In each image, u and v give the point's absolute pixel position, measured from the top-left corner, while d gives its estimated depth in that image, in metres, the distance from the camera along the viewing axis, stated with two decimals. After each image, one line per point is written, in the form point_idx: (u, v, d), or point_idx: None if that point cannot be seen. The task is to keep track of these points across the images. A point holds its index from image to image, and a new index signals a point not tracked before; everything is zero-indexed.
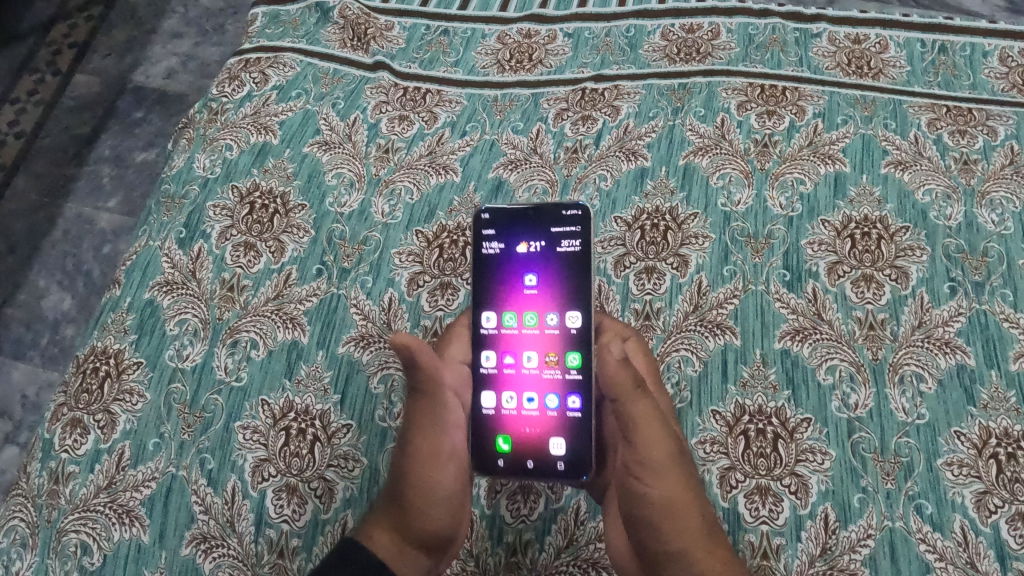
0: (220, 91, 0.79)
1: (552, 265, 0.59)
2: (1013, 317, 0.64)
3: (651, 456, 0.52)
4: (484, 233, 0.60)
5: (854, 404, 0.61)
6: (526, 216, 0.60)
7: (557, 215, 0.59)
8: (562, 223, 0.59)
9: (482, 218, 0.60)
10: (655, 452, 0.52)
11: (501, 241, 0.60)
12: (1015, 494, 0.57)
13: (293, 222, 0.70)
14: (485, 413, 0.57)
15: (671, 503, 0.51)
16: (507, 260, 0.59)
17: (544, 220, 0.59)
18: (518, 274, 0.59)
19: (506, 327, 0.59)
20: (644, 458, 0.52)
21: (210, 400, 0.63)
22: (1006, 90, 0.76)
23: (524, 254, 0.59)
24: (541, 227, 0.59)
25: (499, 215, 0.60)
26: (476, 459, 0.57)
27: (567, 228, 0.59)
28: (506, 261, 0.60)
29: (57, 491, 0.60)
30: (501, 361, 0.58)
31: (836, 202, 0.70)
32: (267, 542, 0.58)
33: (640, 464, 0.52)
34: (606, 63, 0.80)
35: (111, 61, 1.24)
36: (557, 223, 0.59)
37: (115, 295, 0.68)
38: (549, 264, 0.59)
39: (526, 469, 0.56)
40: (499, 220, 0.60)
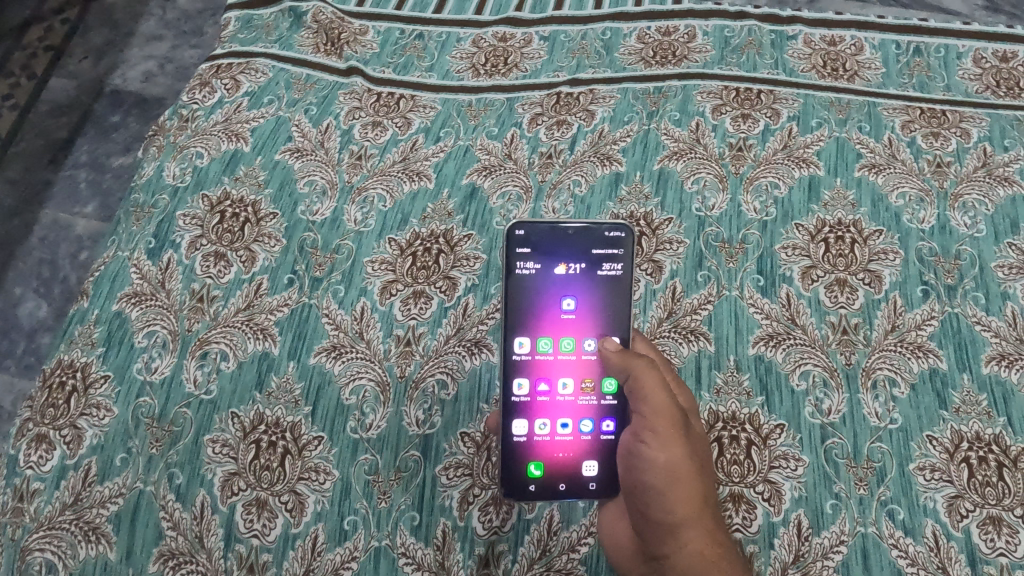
0: (190, 97, 0.78)
1: (593, 290, 0.59)
2: (984, 320, 0.64)
3: (663, 440, 0.53)
4: (520, 252, 0.58)
5: (827, 410, 0.61)
6: (566, 236, 0.58)
7: (598, 235, 0.58)
8: (603, 244, 0.59)
9: (517, 236, 0.58)
10: (665, 437, 0.53)
11: (536, 260, 0.58)
12: (985, 498, 0.57)
13: (264, 231, 0.69)
14: (518, 440, 0.57)
15: (672, 469, 0.52)
16: (542, 280, 0.58)
17: (584, 242, 0.58)
18: (556, 296, 0.58)
19: (541, 353, 0.58)
20: (655, 441, 0.53)
21: (180, 414, 0.62)
22: (980, 92, 0.76)
23: (561, 274, 0.58)
24: (580, 248, 0.58)
25: (533, 232, 0.58)
26: (510, 485, 0.57)
27: (608, 250, 0.59)
28: (541, 282, 0.58)
29: (21, 508, 0.59)
30: (535, 387, 0.58)
31: (810, 206, 0.69)
32: (237, 557, 0.58)
33: (646, 430, 0.54)
34: (581, 67, 0.80)
35: (87, 64, 1.23)
36: (598, 245, 0.59)
37: (83, 307, 0.67)
38: (589, 288, 0.59)
39: (560, 492, 0.57)
40: (534, 237, 0.58)
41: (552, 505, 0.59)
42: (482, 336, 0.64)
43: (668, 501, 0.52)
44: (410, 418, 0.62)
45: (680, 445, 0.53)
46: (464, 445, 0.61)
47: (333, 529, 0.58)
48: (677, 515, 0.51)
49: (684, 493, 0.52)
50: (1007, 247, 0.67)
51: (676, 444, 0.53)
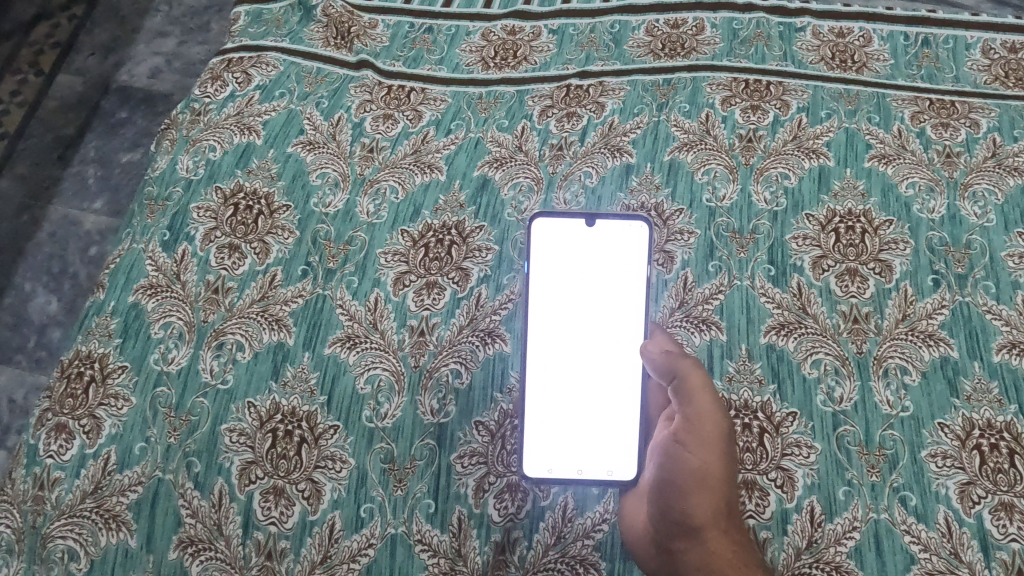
0: (202, 91, 0.78)
1: (613, 278, 0.62)
2: (995, 309, 0.64)
3: (702, 443, 0.55)
4: (541, 239, 0.63)
5: (839, 398, 0.61)
6: (586, 228, 0.63)
7: (617, 229, 0.62)
8: (622, 238, 0.62)
9: (539, 225, 0.63)
10: (705, 442, 0.55)
11: (561, 250, 0.63)
12: (997, 484, 0.58)
13: (277, 223, 0.70)
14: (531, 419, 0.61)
15: (705, 471, 0.54)
16: (563, 269, 0.62)
17: (602, 233, 0.63)
18: (581, 289, 0.62)
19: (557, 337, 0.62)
20: (695, 443, 0.55)
21: (196, 404, 0.63)
22: (988, 83, 0.76)
23: (582, 264, 0.62)
24: (601, 241, 0.63)
25: (557, 223, 0.63)
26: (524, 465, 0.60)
27: (627, 244, 0.62)
28: (562, 271, 0.62)
29: (42, 496, 0.60)
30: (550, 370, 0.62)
31: (820, 196, 0.70)
32: (255, 544, 0.58)
33: (688, 431, 0.56)
34: (591, 60, 0.80)
35: (95, 61, 1.23)
36: (620, 236, 0.62)
37: (99, 299, 0.67)
38: (611, 278, 0.62)
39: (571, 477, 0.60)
40: (555, 229, 0.63)
41: (566, 493, 0.60)
42: (495, 326, 0.65)
43: (695, 500, 0.54)
44: (424, 407, 0.62)
45: (719, 451, 0.55)
46: (478, 434, 0.61)
47: (351, 516, 0.59)
48: (704, 517, 0.54)
49: (715, 496, 0.54)
50: (1017, 237, 0.67)
51: (715, 450, 0.55)
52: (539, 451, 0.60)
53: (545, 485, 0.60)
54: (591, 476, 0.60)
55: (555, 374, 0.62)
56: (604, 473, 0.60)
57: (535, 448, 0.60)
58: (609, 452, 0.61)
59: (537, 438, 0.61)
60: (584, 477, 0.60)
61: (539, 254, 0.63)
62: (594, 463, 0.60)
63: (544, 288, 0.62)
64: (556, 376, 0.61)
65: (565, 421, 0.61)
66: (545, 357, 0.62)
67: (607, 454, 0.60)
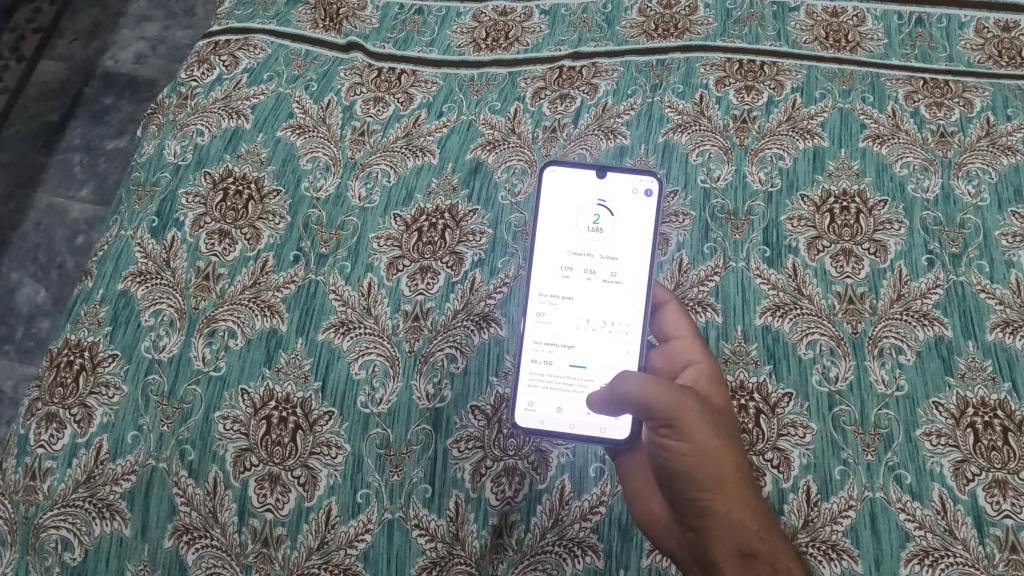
0: (188, 75, 0.77)
1: (620, 233, 0.61)
2: (989, 288, 0.64)
3: (684, 430, 0.52)
4: (550, 187, 0.62)
5: (834, 377, 0.62)
6: (597, 179, 0.62)
7: (628, 182, 0.62)
8: (632, 191, 0.62)
9: (548, 171, 0.62)
10: (688, 428, 0.52)
11: (569, 199, 0.62)
12: (991, 462, 0.58)
13: (268, 208, 0.69)
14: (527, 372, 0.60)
15: (703, 457, 0.52)
16: (570, 219, 0.62)
17: (614, 185, 0.62)
18: (586, 240, 0.61)
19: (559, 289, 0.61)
20: (677, 433, 0.52)
21: (189, 391, 0.62)
22: (982, 62, 0.76)
23: (590, 215, 0.61)
24: (611, 192, 0.62)
25: (567, 170, 0.62)
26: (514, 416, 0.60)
27: (637, 199, 0.62)
28: (568, 220, 0.62)
29: (34, 486, 0.59)
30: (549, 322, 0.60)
31: (815, 176, 0.69)
32: (251, 532, 0.58)
33: (666, 427, 0.52)
34: (583, 41, 0.79)
35: (78, 46, 1.21)
36: (630, 190, 0.62)
37: (88, 287, 0.66)
38: (618, 233, 0.61)
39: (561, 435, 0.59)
40: (564, 178, 0.62)
41: (563, 476, 0.60)
42: (490, 310, 0.64)
43: (702, 481, 0.52)
44: (420, 392, 0.62)
45: (705, 432, 0.52)
46: (474, 418, 0.61)
47: (347, 502, 0.59)
48: (716, 494, 0.52)
49: (719, 471, 0.52)
50: (1010, 216, 0.67)
51: (700, 432, 0.52)
52: (534, 405, 0.60)
53: (542, 468, 0.60)
54: (582, 431, 0.59)
55: (556, 325, 0.60)
56: (597, 430, 0.59)
57: (529, 398, 0.60)
58: (603, 408, 0.59)
59: (532, 388, 0.60)
60: (575, 432, 0.59)
61: (547, 200, 0.62)
62: (588, 419, 0.59)
63: (550, 236, 0.61)
64: (556, 328, 0.60)
65: (561, 373, 0.60)
66: (546, 307, 0.61)
67: (602, 411, 0.59)
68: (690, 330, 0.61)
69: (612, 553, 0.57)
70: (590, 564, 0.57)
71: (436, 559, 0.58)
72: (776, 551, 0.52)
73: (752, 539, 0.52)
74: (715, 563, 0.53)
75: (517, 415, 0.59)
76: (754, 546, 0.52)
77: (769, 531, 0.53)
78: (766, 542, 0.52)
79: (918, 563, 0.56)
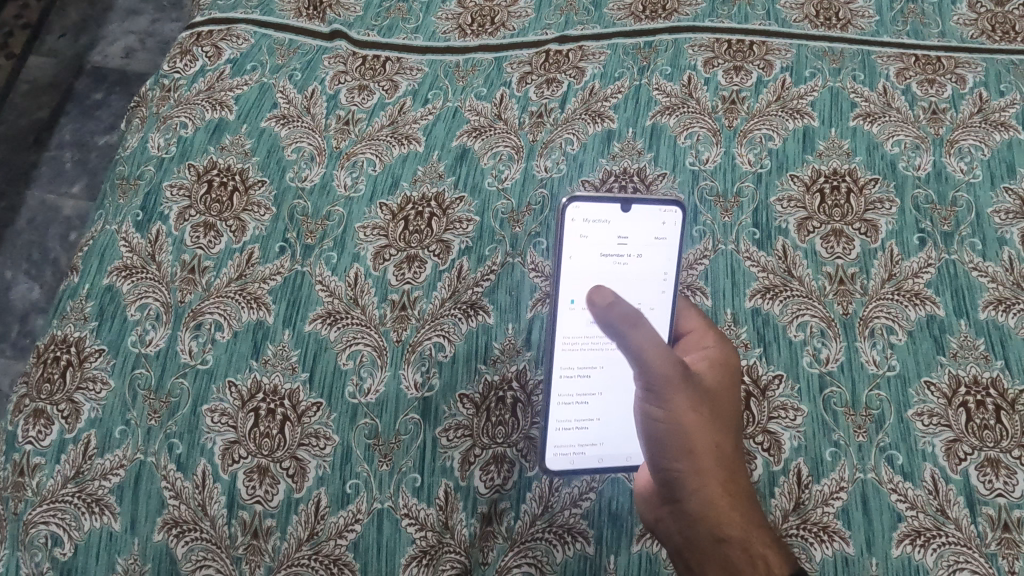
0: (171, 67, 0.76)
1: (642, 270, 0.59)
2: (981, 266, 0.64)
3: (665, 396, 0.52)
4: (574, 227, 0.57)
5: (825, 359, 0.61)
6: (622, 213, 0.58)
7: (653, 215, 0.58)
8: (657, 224, 0.58)
9: (572, 210, 0.57)
10: (668, 395, 0.51)
11: (593, 237, 0.58)
12: (983, 441, 0.58)
13: (252, 199, 0.68)
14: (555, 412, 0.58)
15: (679, 426, 0.51)
16: (594, 259, 0.58)
17: (640, 220, 0.58)
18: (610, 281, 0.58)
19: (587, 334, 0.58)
20: (657, 395, 0.52)
21: (176, 384, 0.62)
22: (975, 37, 0.75)
23: (614, 253, 0.58)
24: (635, 226, 0.58)
25: (589, 207, 0.57)
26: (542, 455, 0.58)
27: (662, 232, 0.59)
28: (592, 260, 0.58)
29: (23, 483, 0.59)
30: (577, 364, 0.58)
31: (805, 156, 0.69)
32: (241, 524, 0.58)
33: (646, 386, 0.52)
34: (570, 24, 0.78)
35: (67, 41, 1.19)
36: (654, 222, 0.58)
37: (73, 282, 0.66)
38: (641, 268, 0.59)
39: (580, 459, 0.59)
40: (588, 215, 0.57)
41: None
42: (477, 298, 0.64)
43: (676, 454, 0.52)
44: (408, 381, 0.61)
45: (687, 404, 0.51)
46: (463, 407, 0.61)
47: (336, 493, 0.59)
48: (689, 471, 0.51)
49: (695, 448, 0.51)
50: (1003, 192, 0.66)
51: (682, 404, 0.51)
52: (562, 444, 0.58)
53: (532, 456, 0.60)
54: (611, 463, 0.59)
55: (580, 368, 0.58)
56: (624, 459, 0.59)
57: (558, 440, 0.58)
58: (629, 437, 0.59)
59: (560, 429, 0.58)
60: (606, 465, 0.58)
61: (570, 242, 0.57)
62: (616, 451, 0.59)
63: (573, 281, 0.58)
64: (579, 370, 0.58)
65: (587, 413, 0.58)
66: (570, 354, 0.58)
67: (628, 441, 0.59)
68: (704, 325, 0.60)
69: (602, 538, 0.57)
70: (580, 550, 0.57)
71: (425, 548, 0.58)
72: (750, 540, 0.50)
73: (724, 522, 0.51)
74: (688, 542, 0.52)
75: (548, 459, 0.58)
76: (724, 530, 0.51)
77: (745, 517, 0.51)
78: (739, 529, 0.50)
79: (910, 543, 0.55)
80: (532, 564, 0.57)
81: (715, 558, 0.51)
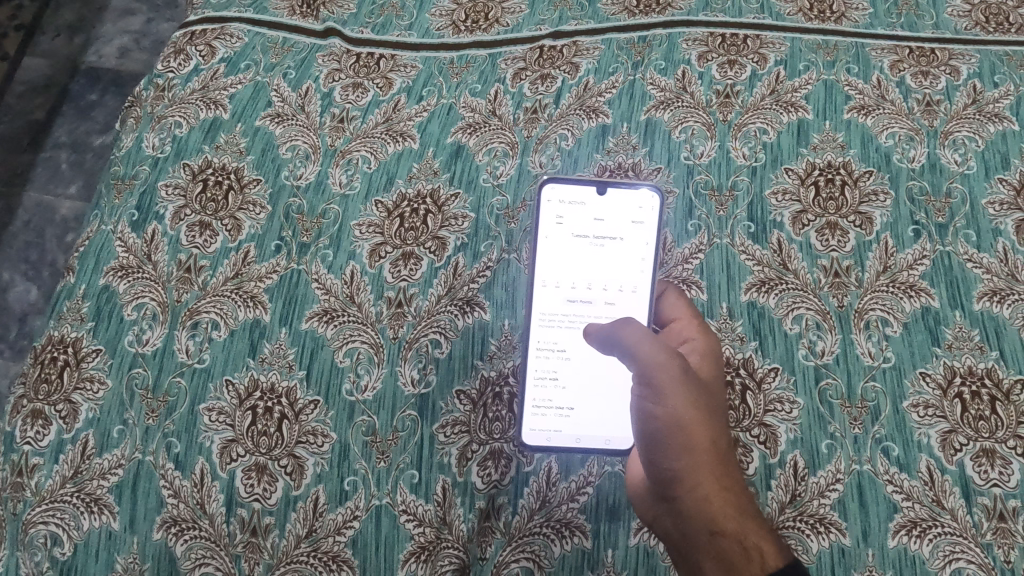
0: (165, 66, 0.76)
1: (620, 252, 0.61)
2: (975, 258, 0.64)
3: (663, 394, 0.52)
4: (550, 207, 0.61)
5: (821, 351, 0.61)
6: (598, 196, 0.61)
7: (630, 199, 0.61)
8: (634, 208, 0.61)
9: (549, 190, 0.61)
10: (665, 391, 0.52)
11: (569, 217, 0.61)
12: (979, 431, 0.58)
13: (248, 198, 0.69)
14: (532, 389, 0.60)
15: (677, 423, 0.52)
16: (570, 239, 0.61)
17: (616, 203, 0.61)
18: (587, 261, 0.61)
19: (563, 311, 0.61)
20: (656, 394, 0.53)
21: (174, 383, 0.62)
22: (969, 29, 0.75)
23: (591, 234, 0.61)
24: (612, 208, 0.61)
25: (566, 189, 0.61)
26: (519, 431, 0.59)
27: (639, 215, 0.61)
28: (569, 240, 0.61)
29: (21, 483, 0.60)
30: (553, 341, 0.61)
31: (799, 150, 0.69)
32: (239, 522, 0.58)
33: (644, 385, 0.53)
34: (564, 19, 0.78)
35: (61, 42, 1.19)
36: (631, 206, 0.61)
37: (69, 282, 0.66)
38: (618, 250, 0.61)
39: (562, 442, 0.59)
40: (565, 196, 0.61)
41: (549, 458, 0.60)
42: (473, 295, 0.64)
43: (676, 451, 0.52)
44: (405, 378, 0.62)
45: (685, 400, 0.52)
46: (460, 403, 0.61)
47: (334, 490, 0.59)
48: (686, 466, 0.52)
49: (693, 444, 0.52)
50: (997, 183, 0.66)
51: (679, 400, 0.52)
52: (539, 422, 0.60)
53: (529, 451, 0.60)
54: (589, 445, 0.60)
55: (557, 345, 0.61)
56: (602, 442, 0.60)
57: (535, 418, 0.60)
58: (608, 419, 0.60)
59: (537, 408, 0.60)
60: (583, 446, 0.59)
61: (547, 220, 0.61)
62: (594, 433, 0.60)
63: (549, 258, 0.61)
64: (557, 346, 0.61)
65: (565, 393, 0.60)
66: (547, 328, 0.61)
67: (606, 423, 0.60)
68: (690, 314, 0.61)
69: (600, 532, 0.57)
70: (578, 544, 0.57)
71: (424, 543, 0.58)
72: (745, 534, 0.51)
73: (719, 515, 0.52)
74: (683, 538, 0.53)
75: (524, 435, 0.59)
76: (720, 524, 0.51)
77: (740, 511, 0.52)
78: (734, 521, 0.51)
79: (906, 534, 0.56)
80: (531, 559, 0.57)
81: (711, 552, 0.52)
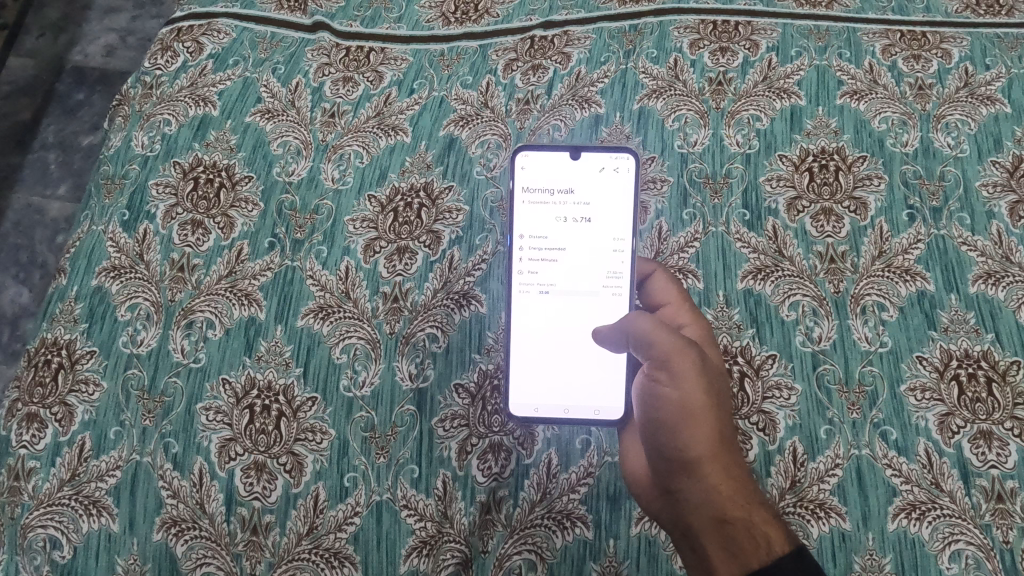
0: (153, 63, 0.75)
1: (599, 217, 0.60)
2: (969, 241, 0.64)
3: (678, 379, 0.53)
4: (523, 174, 0.61)
5: (818, 337, 0.61)
6: (572, 161, 0.61)
7: (603, 162, 0.61)
8: (608, 171, 0.61)
9: (523, 157, 0.61)
10: (679, 376, 0.53)
11: (544, 184, 0.61)
12: (976, 413, 0.58)
13: (240, 196, 0.68)
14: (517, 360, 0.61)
15: (687, 407, 0.52)
16: (546, 206, 0.61)
17: (590, 167, 0.61)
18: (563, 227, 0.61)
19: (543, 279, 0.61)
20: (670, 375, 0.53)
21: (170, 384, 0.62)
22: (960, 12, 0.74)
23: (568, 200, 0.61)
24: (587, 173, 0.61)
25: (541, 156, 0.61)
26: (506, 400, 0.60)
27: (614, 178, 0.61)
28: (545, 207, 0.61)
29: (18, 487, 0.59)
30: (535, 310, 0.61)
31: (793, 136, 0.68)
32: (240, 521, 0.58)
33: (658, 366, 0.54)
34: (554, 9, 0.77)
35: (46, 41, 1.18)
36: (606, 169, 0.61)
37: (61, 284, 0.65)
38: (596, 214, 0.61)
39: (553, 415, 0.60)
40: (539, 163, 0.61)
41: (549, 449, 0.60)
42: (469, 288, 0.64)
43: (685, 438, 0.52)
44: (403, 373, 0.61)
45: (695, 384, 0.52)
46: (458, 397, 0.61)
47: (334, 487, 0.59)
48: (697, 454, 0.52)
49: (701, 431, 0.52)
50: (990, 165, 0.67)
51: (690, 383, 0.52)
52: (527, 391, 0.60)
53: (529, 443, 0.60)
54: (578, 415, 0.60)
55: (541, 314, 0.61)
56: (591, 412, 0.60)
57: (523, 389, 0.60)
58: (597, 391, 0.60)
59: (524, 378, 0.60)
60: (571, 416, 0.60)
61: (524, 189, 0.61)
62: (582, 403, 0.60)
63: (526, 226, 0.61)
64: (541, 316, 0.61)
65: (552, 364, 0.60)
66: (527, 298, 0.61)
67: (594, 393, 0.60)
68: (679, 296, 0.61)
69: (602, 523, 0.58)
70: (579, 535, 0.57)
71: (425, 538, 0.58)
72: (752, 520, 0.50)
73: (727, 504, 0.51)
74: (691, 527, 0.52)
75: (512, 405, 0.60)
76: (728, 513, 0.51)
77: (749, 500, 0.51)
78: (743, 510, 0.51)
79: (905, 517, 0.56)
80: (533, 550, 0.57)
81: (718, 541, 0.51)
